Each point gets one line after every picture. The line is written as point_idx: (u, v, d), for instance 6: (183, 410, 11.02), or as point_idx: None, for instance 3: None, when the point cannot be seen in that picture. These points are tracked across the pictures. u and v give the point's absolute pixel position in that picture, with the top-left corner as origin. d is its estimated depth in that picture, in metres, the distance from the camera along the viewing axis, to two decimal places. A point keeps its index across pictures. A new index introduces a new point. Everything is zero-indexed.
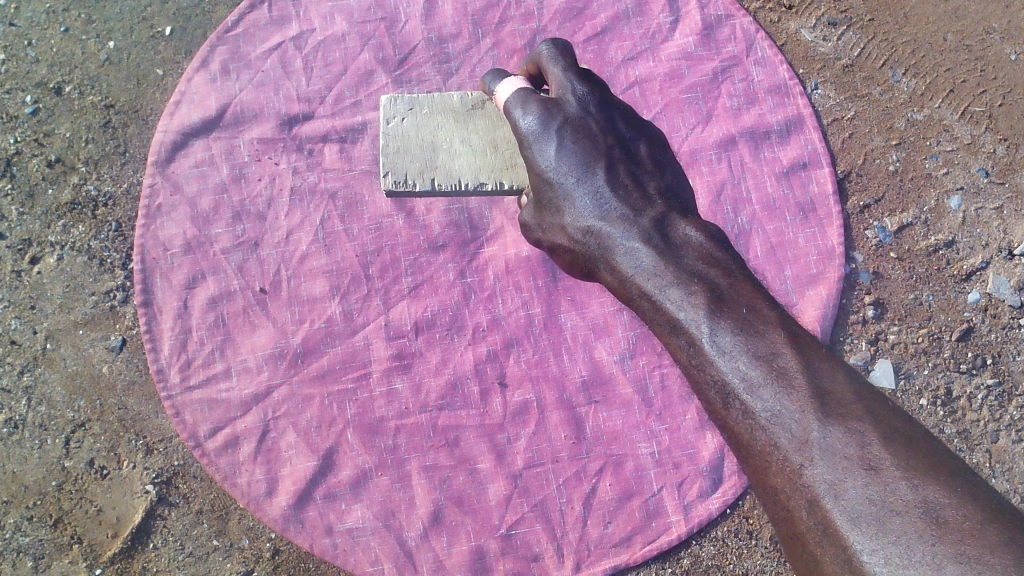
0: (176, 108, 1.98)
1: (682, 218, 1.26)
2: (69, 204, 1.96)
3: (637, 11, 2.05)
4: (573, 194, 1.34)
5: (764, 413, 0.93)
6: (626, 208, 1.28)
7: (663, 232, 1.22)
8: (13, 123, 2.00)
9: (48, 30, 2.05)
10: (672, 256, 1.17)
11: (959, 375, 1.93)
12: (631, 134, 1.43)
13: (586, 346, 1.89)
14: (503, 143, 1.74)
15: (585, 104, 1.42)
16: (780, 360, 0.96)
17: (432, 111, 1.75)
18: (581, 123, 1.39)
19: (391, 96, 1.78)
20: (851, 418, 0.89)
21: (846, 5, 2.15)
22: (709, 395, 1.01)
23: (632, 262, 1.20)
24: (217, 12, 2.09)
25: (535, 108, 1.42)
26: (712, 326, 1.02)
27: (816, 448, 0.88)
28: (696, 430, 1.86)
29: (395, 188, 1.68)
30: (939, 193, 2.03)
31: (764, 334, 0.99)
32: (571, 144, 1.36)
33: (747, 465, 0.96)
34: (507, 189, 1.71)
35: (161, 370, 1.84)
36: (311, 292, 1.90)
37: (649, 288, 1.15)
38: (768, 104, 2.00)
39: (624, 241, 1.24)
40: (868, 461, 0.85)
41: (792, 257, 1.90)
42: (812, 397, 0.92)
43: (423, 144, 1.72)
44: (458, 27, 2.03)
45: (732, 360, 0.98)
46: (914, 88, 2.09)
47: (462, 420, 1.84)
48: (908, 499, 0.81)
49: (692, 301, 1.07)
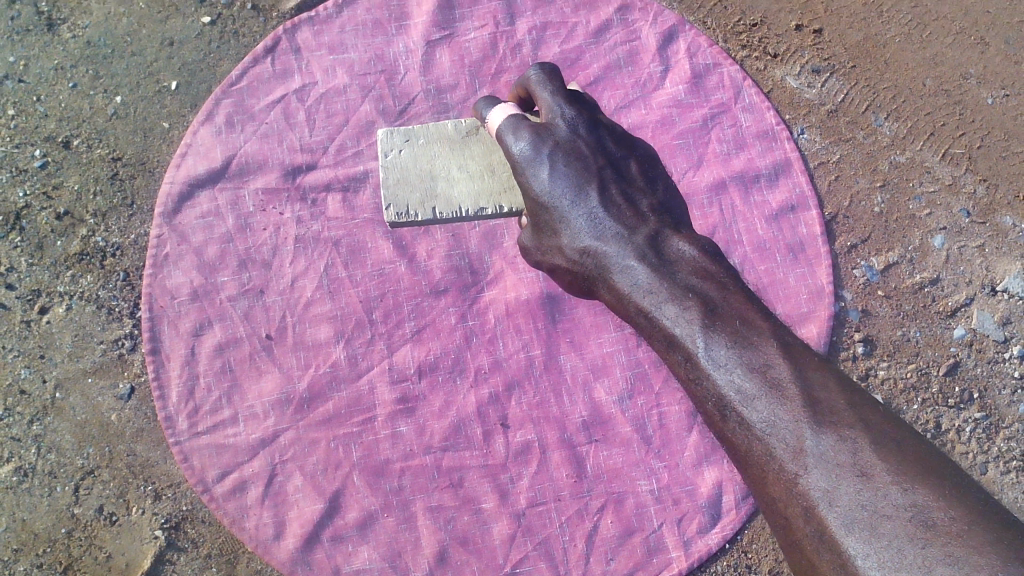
0: (182, 160, 2.03)
1: (674, 234, 1.34)
2: (78, 255, 2.01)
3: (629, 61, 2.12)
4: (568, 215, 1.40)
5: (760, 424, 1.01)
6: (619, 227, 1.35)
7: (657, 249, 1.30)
8: (22, 177, 2.05)
9: (57, 86, 2.11)
10: (666, 272, 1.24)
11: (947, 409, 1.99)
12: (622, 153, 1.49)
13: (586, 387, 1.94)
14: (499, 166, 1.82)
15: (575, 127, 1.47)
16: (773, 371, 1.03)
17: (428, 141, 1.84)
18: (572, 145, 1.45)
19: (388, 130, 1.87)
20: (844, 426, 0.97)
21: (829, 53, 2.23)
22: (708, 407, 1.09)
23: (629, 280, 1.28)
24: (221, 67, 2.16)
25: (528, 135, 1.48)
26: (707, 340, 1.10)
27: (811, 455, 0.95)
28: (694, 466, 1.91)
29: (398, 220, 1.78)
30: (923, 232, 2.10)
31: (758, 346, 1.07)
32: (562, 167, 1.42)
33: (744, 469, 1.04)
34: (506, 211, 1.78)
35: (169, 417, 1.88)
36: (316, 338, 1.94)
37: (646, 305, 1.23)
38: (756, 149, 2.07)
39: (620, 259, 1.31)
40: (860, 467, 0.92)
41: (783, 296, 1.96)
42: (805, 406, 0.99)
43: (421, 174, 1.81)
44: (456, 78, 2.10)
45: (727, 373, 1.06)
46: (896, 131, 2.17)
47: (466, 461, 1.88)
48: (898, 502, 0.88)
49: (687, 317, 1.15)
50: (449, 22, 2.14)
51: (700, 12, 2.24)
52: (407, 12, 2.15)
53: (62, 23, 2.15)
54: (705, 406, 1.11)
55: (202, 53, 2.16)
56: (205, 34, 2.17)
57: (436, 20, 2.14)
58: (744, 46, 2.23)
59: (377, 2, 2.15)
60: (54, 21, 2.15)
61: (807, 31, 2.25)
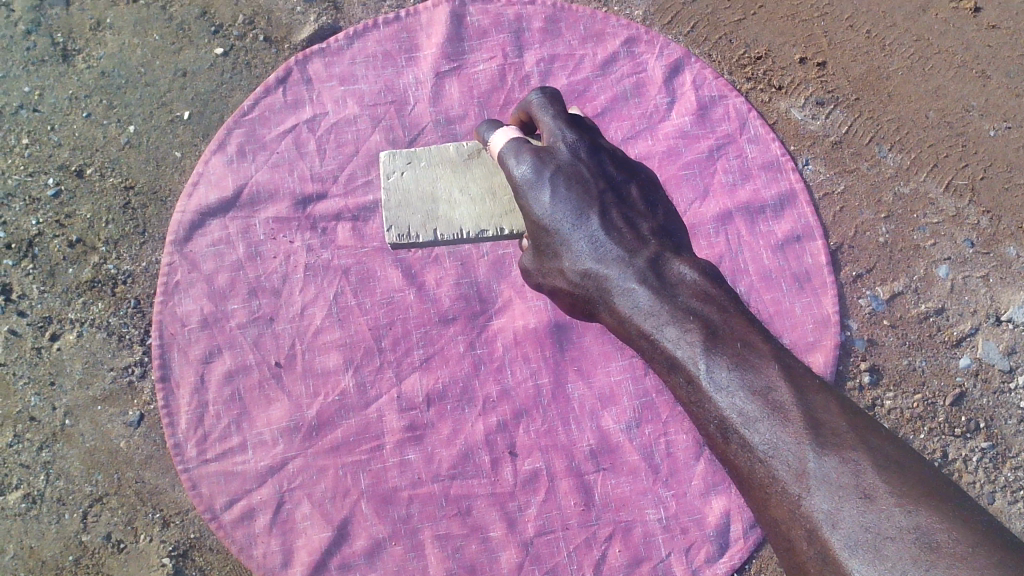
0: (194, 188, 2.05)
1: (674, 257, 1.42)
2: (89, 282, 2.02)
3: (635, 93, 2.15)
4: (570, 238, 1.48)
5: (763, 445, 1.07)
6: (620, 250, 1.42)
7: (658, 272, 1.37)
8: (35, 205, 2.07)
9: (71, 115, 2.14)
10: (667, 295, 1.32)
11: (954, 439, 1.99)
12: (622, 177, 1.57)
13: (594, 415, 1.94)
14: (501, 189, 1.85)
15: (575, 150, 1.55)
16: (774, 394, 1.10)
17: (430, 164, 1.87)
18: (573, 170, 1.52)
19: (391, 153, 1.90)
20: (845, 448, 1.02)
21: (832, 85, 2.26)
22: (711, 429, 1.16)
23: (630, 302, 1.36)
24: (233, 97, 2.19)
25: (529, 158, 1.55)
26: (708, 362, 1.18)
27: (812, 478, 1.01)
28: (701, 495, 1.91)
29: (399, 241, 1.80)
30: (927, 262, 2.12)
31: (758, 368, 1.14)
32: (564, 191, 1.50)
33: (746, 489, 1.10)
34: (507, 234, 1.81)
35: (178, 444, 1.88)
36: (325, 365, 1.95)
37: (647, 327, 1.30)
38: (761, 180, 2.09)
39: (621, 281, 1.39)
40: (861, 488, 0.97)
41: (789, 325, 1.97)
42: (807, 428, 1.05)
43: (423, 197, 1.84)
44: (465, 108, 2.13)
45: (730, 395, 1.13)
46: (900, 162, 2.19)
47: (474, 489, 1.89)
48: (902, 524, 0.93)
49: (687, 339, 1.23)
50: (458, 54, 2.17)
51: (705, 46, 2.29)
52: (416, 44, 2.18)
53: (77, 54, 2.19)
54: (707, 429, 1.18)
55: (215, 83, 2.19)
56: (218, 65, 2.20)
57: (445, 52, 2.17)
58: (749, 79, 2.26)
59: (387, 34, 2.18)
60: (69, 52, 2.18)
61: (811, 63, 2.29)
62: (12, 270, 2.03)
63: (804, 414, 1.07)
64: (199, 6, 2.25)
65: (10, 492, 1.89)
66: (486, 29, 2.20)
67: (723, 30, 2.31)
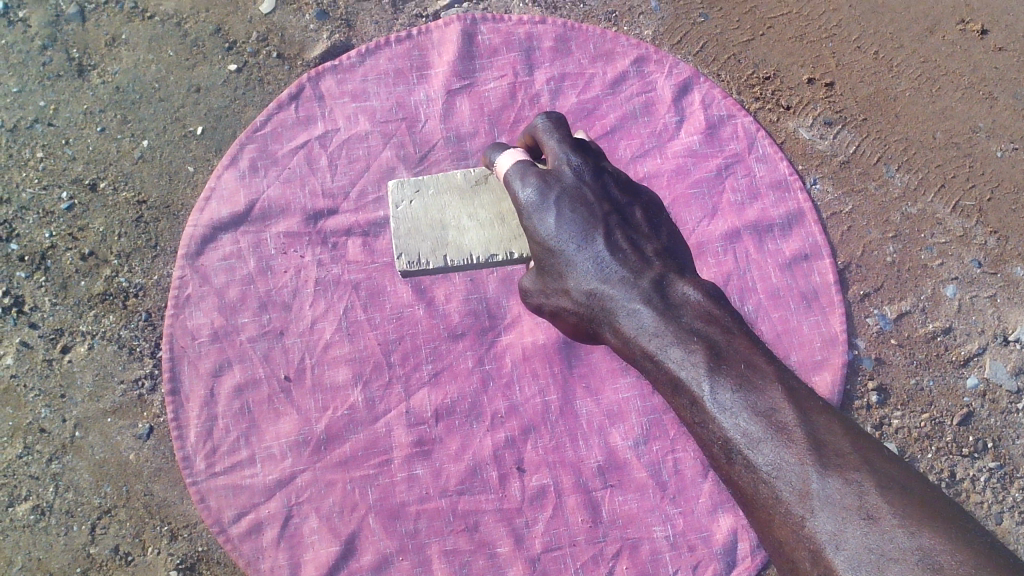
0: (206, 203, 2.07)
1: (678, 278, 1.43)
2: (101, 294, 2.04)
3: (644, 112, 2.17)
4: (575, 259, 1.49)
5: (766, 467, 1.08)
6: (625, 270, 1.44)
7: (662, 293, 1.38)
8: (49, 218, 2.09)
9: (85, 130, 2.16)
10: (671, 316, 1.33)
11: (962, 459, 1.99)
12: (626, 200, 1.59)
13: (602, 432, 1.95)
14: (509, 213, 1.90)
15: (580, 173, 1.59)
16: (777, 415, 1.11)
17: (438, 192, 1.93)
18: (577, 192, 1.56)
19: (399, 181, 1.96)
20: (848, 469, 1.03)
21: (840, 105, 2.28)
22: (715, 450, 1.17)
23: (634, 322, 1.37)
24: (246, 113, 2.21)
25: (534, 181, 1.60)
26: (712, 384, 1.18)
27: (816, 498, 1.02)
28: (709, 513, 1.90)
29: (409, 268, 1.86)
30: (934, 282, 2.13)
31: (761, 390, 1.15)
32: (568, 213, 1.53)
33: (750, 510, 1.11)
34: (515, 257, 1.87)
35: (187, 457, 1.89)
36: (335, 379, 1.96)
37: (651, 348, 1.31)
38: (770, 199, 2.11)
39: (625, 301, 1.40)
40: (865, 510, 0.98)
41: (797, 343, 1.97)
42: (809, 450, 1.06)
43: (432, 224, 1.90)
44: (475, 126, 2.15)
45: (733, 417, 1.14)
46: (907, 182, 2.21)
47: (482, 505, 1.89)
48: (905, 545, 0.93)
49: (692, 360, 1.24)
50: (469, 72, 2.19)
51: (714, 65, 2.31)
52: (428, 61, 2.20)
53: (92, 69, 2.21)
54: (711, 449, 1.18)
55: (228, 99, 2.21)
56: (231, 81, 2.22)
57: (456, 70, 2.19)
58: (758, 99, 2.28)
59: (399, 51, 2.20)
60: (84, 67, 2.21)
61: (819, 84, 2.30)
62: (25, 282, 2.04)
63: (808, 435, 1.08)
64: (213, 22, 2.27)
65: (18, 503, 1.89)
66: (496, 48, 2.22)
67: (732, 50, 2.33)
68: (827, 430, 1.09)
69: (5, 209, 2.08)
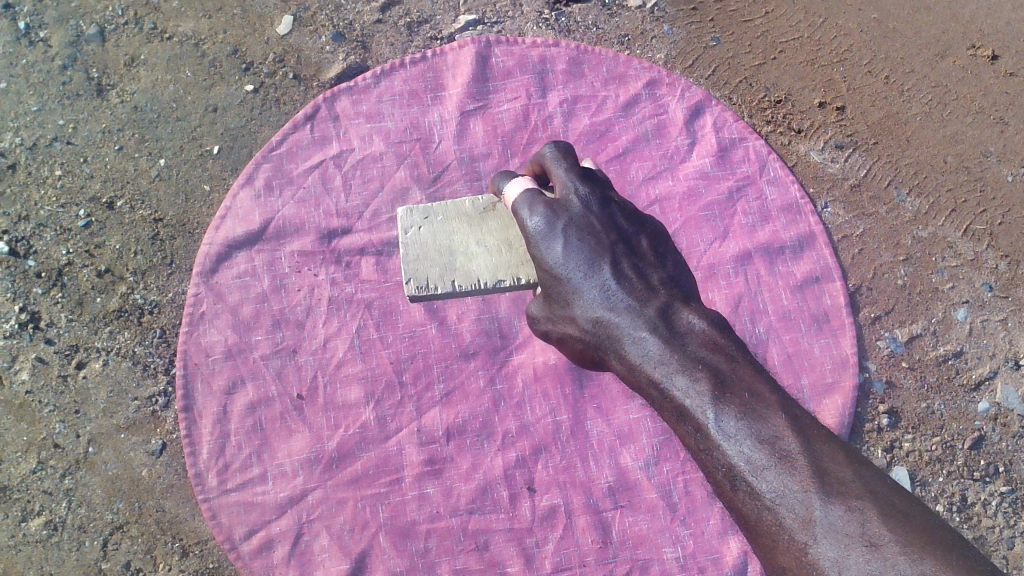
0: (222, 222, 2.09)
1: (683, 307, 1.44)
2: (117, 311, 2.06)
3: (656, 134, 2.19)
4: (582, 287, 1.50)
5: (770, 494, 1.09)
6: (631, 299, 1.45)
7: (668, 322, 1.40)
8: (66, 235, 2.11)
9: (103, 148, 2.19)
10: (677, 345, 1.34)
11: (973, 483, 1.99)
12: (632, 229, 1.61)
13: (612, 452, 1.95)
14: (516, 240, 1.90)
15: (587, 202, 1.60)
16: (781, 443, 1.12)
17: (446, 219, 1.94)
18: (585, 221, 1.57)
19: (409, 208, 1.97)
20: (850, 497, 1.05)
21: (851, 129, 2.29)
22: (718, 477, 1.17)
23: (640, 350, 1.37)
24: (262, 132, 2.23)
25: (542, 210, 1.61)
26: (717, 412, 1.19)
27: (819, 526, 1.03)
28: (719, 535, 1.89)
29: (418, 293, 1.86)
30: (946, 305, 2.13)
31: (765, 417, 1.16)
32: (576, 242, 1.54)
33: (754, 538, 1.11)
34: (523, 283, 1.86)
35: (200, 473, 1.90)
36: (347, 398, 1.97)
37: (656, 376, 1.32)
38: (781, 222, 2.12)
39: (631, 330, 1.41)
40: (868, 537, 0.99)
41: (808, 366, 1.98)
42: (812, 478, 1.07)
43: (441, 250, 1.90)
44: (488, 147, 2.17)
45: (737, 444, 1.15)
46: (918, 206, 2.21)
47: (492, 524, 1.89)
48: (907, 572, 0.94)
49: (696, 389, 1.25)
50: (483, 94, 2.22)
51: (725, 88, 2.33)
52: (442, 83, 2.23)
53: (111, 88, 2.24)
54: (715, 476, 1.19)
55: (244, 119, 2.24)
56: (248, 101, 2.25)
57: (470, 92, 2.21)
58: (769, 122, 2.30)
59: (414, 73, 2.23)
60: (104, 86, 2.24)
61: (830, 107, 2.32)
62: (41, 298, 2.06)
63: (811, 463, 1.09)
64: (231, 43, 2.30)
65: (31, 518, 1.90)
66: (510, 70, 2.24)
67: (744, 73, 2.35)
68: (829, 458, 1.11)
69: (24, 226, 2.11)
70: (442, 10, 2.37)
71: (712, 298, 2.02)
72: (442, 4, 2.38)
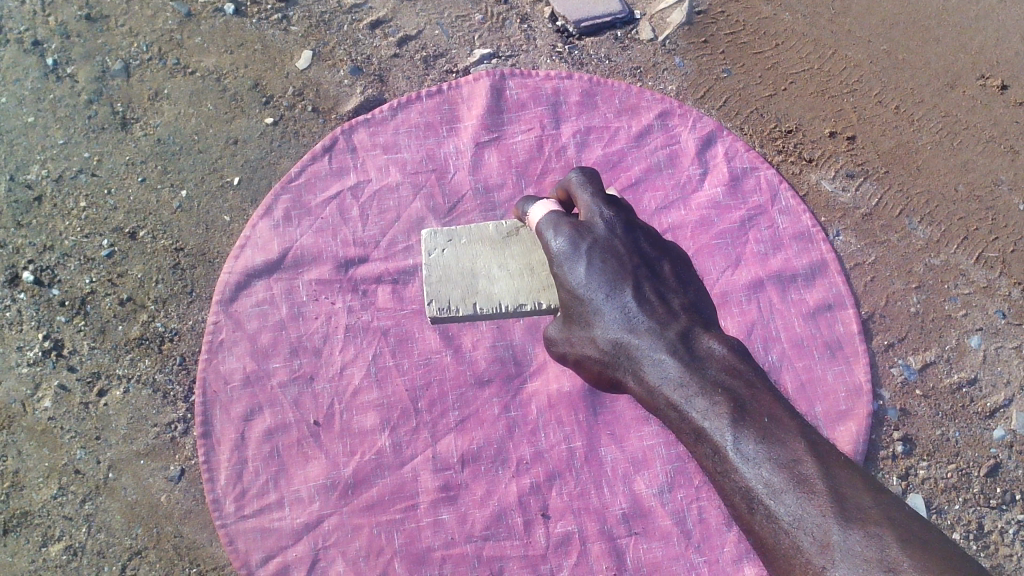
0: (241, 251, 2.13)
1: (704, 332, 1.47)
2: (137, 339, 2.09)
3: (669, 164, 2.22)
4: (603, 308, 1.53)
5: (789, 517, 1.11)
6: (651, 321, 1.47)
7: (688, 345, 1.42)
8: (90, 264, 2.16)
9: (127, 180, 2.24)
10: (696, 368, 1.37)
11: (989, 510, 1.98)
12: (656, 255, 1.64)
13: (626, 479, 1.96)
14: (537, 266, 1.97)
15: (612, 226, 1.64)
16: (800, 468, 1.15)
17: (470, 243, 2.02)
18: (609, 244, 1.61)
19: (433, 230, 2.06)
20: (870, 523, 1.06)
21: (862, 158, 2.31)
22: (735, 500, 1.20)
23: (658, 372, 1.40)
24: (281, 164, 2.28)
25: (567, 232, 1.66)
26: (736, 435, 1.22)
27: (838, 550, 1.05)
28: (734, 562, 1.89)
29: (438, 313, 1.95)
30: (959, 332, 2.14)
31: (784, 442, 1.19)
32: (599, 263, 1.58)
33: (772, 561, 1.13)
34: (541, 308, 1.92)
35: (217, 499, 1.92)
36: (363, 425, 1.99)
37: (675, 398, 1.34)
38: (793, 250, 2.14)
39: (651, 352, 1.43)
40: (886, 562, 1.00)
41: (822, 394, 1.98)
42: (832, 503, 1.10)
43: (463, 272, 1.98)
44: (502, 176, 2.20)
45: (756, 467, 1.18)
46: (929, 234, 2.23)
47: (507, 551, 1.89)
48: None
49: (715, 411, 1.27)
50: (497, 125, 2.26)
51: (737, 119, 2.36)
52: (457, 115, 2.27)
53: (135, 122, 2.29)
54: (732, 499, 1.21)
55: (264, 150, 2.29)
56: (268, 134, 2.30)
57: (485, 123, 2.26)
58: (780, 152, 2.32)
59: (430, 105, 2.27)
60: (128, 120, 2.29)
61: (840, 137, 2.34)
62: (65, 326, 2.10)
63: (830, 489, 1.12)
64: (251, 78, 2.36)
65: (52, 543, 1.92)
66: (524, 102, 2.28)
67: (754, 104, 2.38)
68: (850, 485, 1.14)
69: (49, 256, 2.16)
70: (457, 44, 2.42)
71: (725, 325, 2.04)
72: (458, 39, 2.43)
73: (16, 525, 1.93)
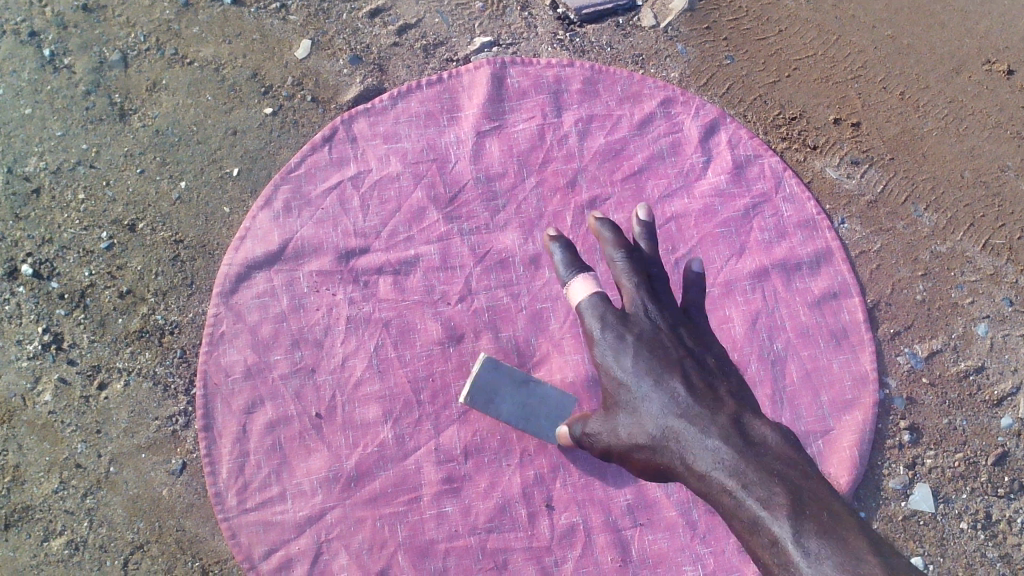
0: (241, 243, 2.11)
1: (755, 418, 1.48)
2: (137, 331, 2.08)
3: (671, 152, 2.20)
4: (650, 397, 1.55)
5: None
6: (702, 405, 1.48)
7: (743, 430, 1.43)
8: (89, 257, 2.14)
9: (125, 172, 2.21)
10: (751, 454, 1.37)
11: (997, 499, 1.97)
12: (700, 348, 1.67)
13: (631, 470, 1.94)
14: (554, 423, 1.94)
15: (657, 321, 1.70)
16: (864, 565, 1.17)
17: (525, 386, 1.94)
18: (656, 340, 1.66)
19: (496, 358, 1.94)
20: None
21: (867, 145, 2.28)
22: None
23: (711, 459, 1.40)
24: (281, 154, 2.26)
25: (613, 324, 1.72)
26: (799, 532, 1.24)
27: None
28: (740, 553, 1.88)
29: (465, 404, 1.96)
30: (966, 320, 2.12)
31: (846, 539, 1.22)
32: (647, 356, 1.61)
33: None
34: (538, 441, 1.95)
35: (219, 493, 1.91)
36: (365, 417, 1.98)
37: (731, 483, 1.35)
38: (798, 238, 2.13)
39: (701, 437, 1.43)
40: None
41: (828, 382, 1.99)
42: None
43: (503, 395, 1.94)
44: (504, 166, 2.19)
45: (820, 564, 1.19)
46: (936, 222, 2.20)
47: (511, 543, 1.89)
48: None
49: (775, 502, 1.29)
50: (499, 114, 2.23)
51: (740, 106, 2.33)
52: (458, 104, 2.25)
53: (133, 113, 2.27)
54: None
55: (263, 141, 2.26)
56: (267, 124, 2.28)
57: (486, 112, 2.23)
58: (784, 139, 2.30)
59: (430, 94, 2.25)
60: (126, 111, 2.27)
61: (845, 124, 2.31)
62: (64, 319, 2.08)
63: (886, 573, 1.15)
64: (249, 68, 2.32)
65: (53, 538, 1.91)
66: (526, 90, 2.26)
67: (758, 91, 2.35)
68: None
69: (48, 249, 2.14)
70: (457, 33, 2.39)
71: (729, 314, 2.03)
72: (458, 27, 2.40)
73: (17, 520, 1.92)
